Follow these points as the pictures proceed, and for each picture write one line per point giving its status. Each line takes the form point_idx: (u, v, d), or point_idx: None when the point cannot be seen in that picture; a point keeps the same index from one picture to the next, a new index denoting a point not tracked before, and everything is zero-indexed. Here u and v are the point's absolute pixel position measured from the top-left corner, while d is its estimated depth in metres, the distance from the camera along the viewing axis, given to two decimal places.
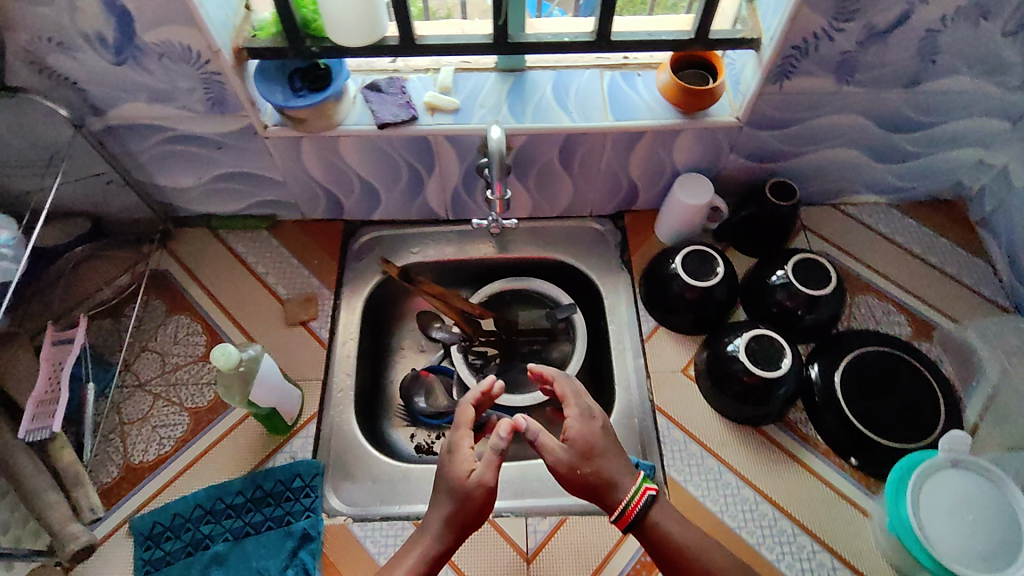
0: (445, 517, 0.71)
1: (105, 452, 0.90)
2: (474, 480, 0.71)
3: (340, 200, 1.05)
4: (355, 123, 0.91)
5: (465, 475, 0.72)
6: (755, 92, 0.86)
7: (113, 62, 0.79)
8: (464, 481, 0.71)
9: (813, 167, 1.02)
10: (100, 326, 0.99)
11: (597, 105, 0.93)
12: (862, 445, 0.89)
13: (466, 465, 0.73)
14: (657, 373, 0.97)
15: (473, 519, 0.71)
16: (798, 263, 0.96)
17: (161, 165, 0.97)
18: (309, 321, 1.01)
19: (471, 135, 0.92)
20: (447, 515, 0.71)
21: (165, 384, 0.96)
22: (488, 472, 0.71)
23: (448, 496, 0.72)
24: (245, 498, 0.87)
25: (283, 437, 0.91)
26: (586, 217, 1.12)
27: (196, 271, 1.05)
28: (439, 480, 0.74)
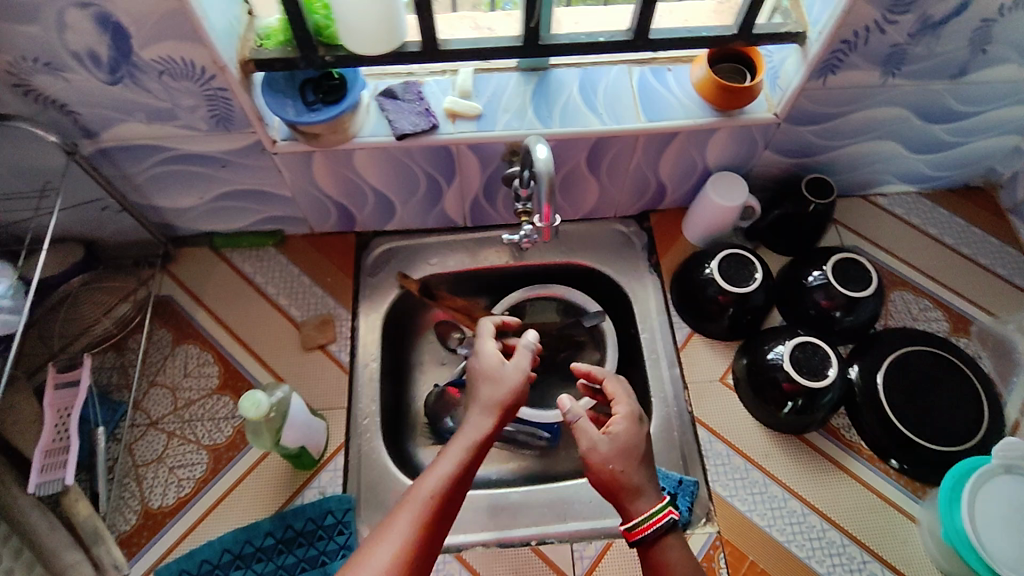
0: (486, 404, 0.71)
1: (121, 498, 0.85)
2: (507, 370, 0.75)
3: (353, 212, 0.99)
4: (371, 134, 0.84)
5: (500, 369, 0.75)
6: (797, 88, 0.82)
7: (108, 81, 0.72)
8: (501, 371, 0.75)
9: (847, 161, 0.98)
10: (103, 360, 0.93)
11: (627, 105, 0.88)
12: (904, 448, 0.87)
13: (495, 360, 0.76)
14: (695, 383, 0.94)
15: (511, 410, 0.72)
16: (837, 263, 0.93)
17: (160, 186, 0.90)
18: (328, 344, 0.96)
19: (496, 143, 0.86)
20: (489, 403, 0.71)
21: (178, 422, 0.91)
22: (518, 365, 0.75)
23: (490, 388, 0.73)
24: (276, 539, 0.83)
25: (308, 472, 0.87)
26: (610, 219, 1.07)
27: (202, 295, 0.99)
28: (472, 381, 0.76)
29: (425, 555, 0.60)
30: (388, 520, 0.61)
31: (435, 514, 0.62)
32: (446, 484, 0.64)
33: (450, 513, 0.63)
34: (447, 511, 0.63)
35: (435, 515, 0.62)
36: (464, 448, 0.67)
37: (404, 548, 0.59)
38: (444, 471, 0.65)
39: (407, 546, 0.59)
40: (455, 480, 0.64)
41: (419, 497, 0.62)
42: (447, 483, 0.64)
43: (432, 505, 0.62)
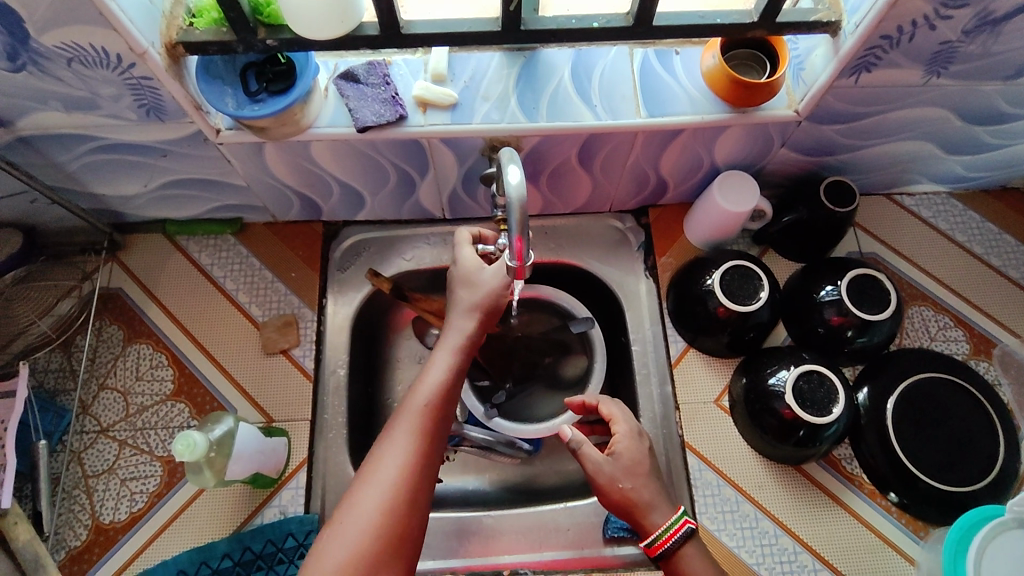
0: (467, 309, 0.71)
1: (70, 512, 0.80)
2: (485, 275, 0.72)
3: (318, 203, 0.89)
4: (329, 124, 0.73)
5: (479, 273, 0.72)
6: (824, 85, 0.71)
7: (10, 68, 0.61)
8: (477, 275, 0.72)
9: (873, 159, 0.88)
10: (47, 361, 0.87)
11: (626, 95, 0.76)
12: (905, 483, 0.80)
13: (473, 262, 0.73)
14: (687, 404, 0.87)
15: (491, 313, 0.72)
16: (854, 279, 0.83)
17: (96, 174, 0.80)
18: (290, 349, 0.88)
19: (473, 138, 0.75)
20: (470, 309, 0.71)
21: (131, 430, 0.84)
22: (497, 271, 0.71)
23: (467, 292, 0.72)
24: (233, 562, 0.78)
25: (269, 489, 0.81)
26: (605, 213, 0.97)
27: (155, 288, 0.91)
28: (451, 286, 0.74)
29: (429, 460, 0.62)
30: (388, 431, 0.62)
31: (431, 423, 0.63)
32: (438, 392, 0.65)
33: (446, 420, 0.64)
34: (441, 418, 0.64)
35: (431, 424, 0.63)
36: (450, 352, 0.68)
37: (409, 457, 0.60)
38: (435, 380, 0.66)
39: (411, 453, 0.61)
40: (446, 386, 0.66)
41: (414, 408, 0.63)
42: (439, 390, 0.65)
43: (426, 415, 0.63)
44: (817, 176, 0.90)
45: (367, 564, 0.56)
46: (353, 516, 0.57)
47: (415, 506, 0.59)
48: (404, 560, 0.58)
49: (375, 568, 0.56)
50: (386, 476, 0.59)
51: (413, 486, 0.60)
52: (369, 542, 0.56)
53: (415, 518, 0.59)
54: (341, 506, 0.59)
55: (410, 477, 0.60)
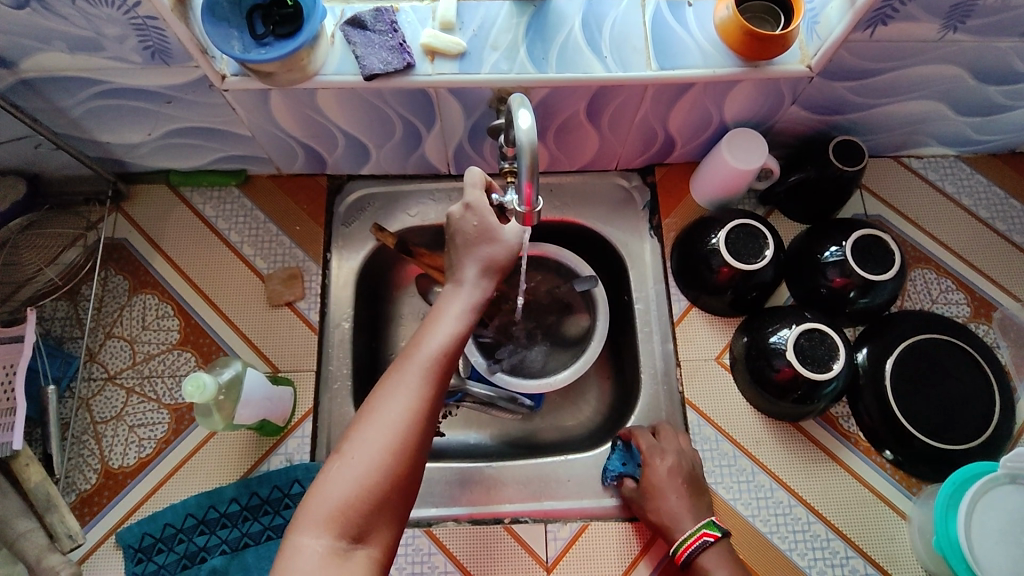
0: (486, 265, 0.72)
1: (79, 457, 0.81)
2: (507, 234, 0.73)
3: (323, 155, 0.89)
4: (336, 72, 0.72)
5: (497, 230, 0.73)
6: (839, 38, 0.70)
7: (13, 5, 0.60)
8: (500, 232, 0.73)
9: (883, 120, 0.87)
10: (55, 309, 0.87)
11: (637, 47, 0.75)
12: (900, 441, 0.81)
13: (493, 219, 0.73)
14: (689, 362, 0.88)
15: (504, 273, 0.73)
16: (859, 240, 0.83)
17: (99, 121, 0.79)
18: (296, 301, 0.89)
19: (481, 88, 0.74)
20: (491, 264, 0.72)
21: (138, 378, 0.85)
22: (518, 232, 0.74)
23: (487, 249, 0.72)
24: (241, 506, 0.80)
25: (275, 437, 0.83)
26: (611, 171, 0.96)
27: (159, 238, 0.91)
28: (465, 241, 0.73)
29: (435, 407, 0.61)
30: (396, 375, 0.62)
31: (442, 372, 0.63)
32: (450, 343, 0.65)
33: (453, 370, 0.64)
34: (450, 368, 0.64)
35: (441, 373, 0.63)
36: (465, 307, 0.68)
37: (416, 402, 0.60)
38: (447, 331, 0.65)
39: (419, 398, 0.60)
40: (458, 338, 0.65)
41: (425, 355, 0.63)
42: (451, 341, 0.65)
43: (437, 363, 0.63)
44: (826, 136, 0.90)
45: (368, 504, 0.56)
46: (356, 457, 0.57)
47: (418, 451, 0.59)
48: (404, 503, 0.58)
49: (376, 507, 0.56)
50: (392, 420, 0.59)
51: (417, 432, 0.59)
52: (371, 481, 0.56)
53: (417, 463, 0.59)
54: (345, 445, 0.59)
55: (416, 422, 0.60)
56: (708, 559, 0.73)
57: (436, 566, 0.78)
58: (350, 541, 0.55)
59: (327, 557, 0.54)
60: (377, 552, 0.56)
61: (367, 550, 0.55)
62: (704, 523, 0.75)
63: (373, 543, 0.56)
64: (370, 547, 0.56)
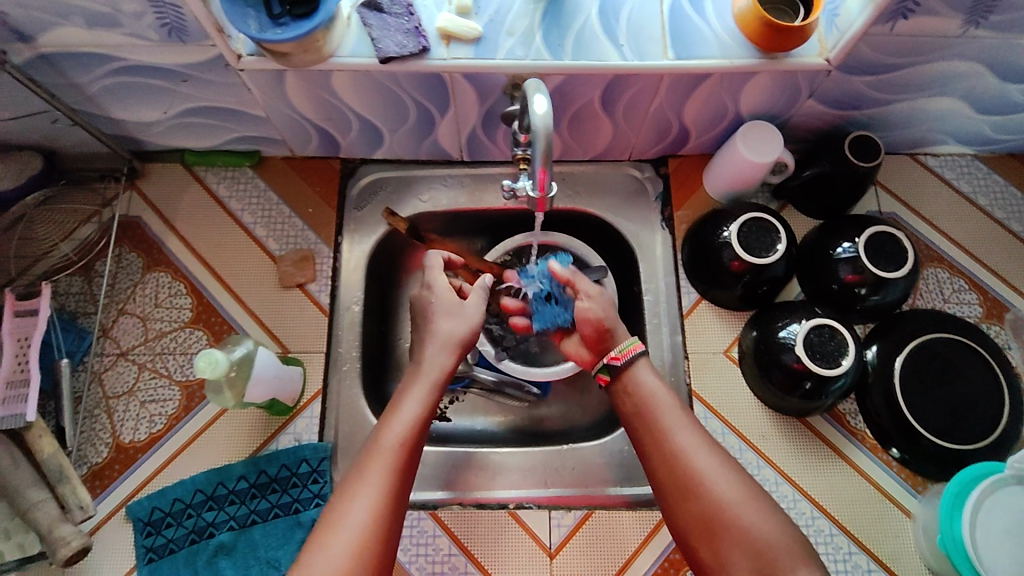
0: (446, 342, 0.72)
1: (91, 430, 0.83)
2: (471, 307, 0.75)
3: (337, 138, 0.89)
4: (351, 54, 0.72)
5: (462, 305, 0.75)
6: (859, 31, 0.69)
7: None
8: (464, 308, 0.75)
9: (901, 115, 0.87)
10: (69, 284, 0.88)
11: (654, 36, 0.74)
12: (906, 439, 0.81)
13: (451, 296, 0.75)
14: (696, 354, 0.88)
15: (469, 346, 0.74)
16: (872, 237, 0.83)
17: (116, 98, 0.80)
18: (307, 283, 0.89)
19: (496, 74, 0.74)
20: (452, 341, 0.72)
21: (149, 354, 0.86)
22: (480, 304, 0.76)
23: (448, 323, 0.74)
24: (249, 483, 0.81)
25: (283, 417, 0.83)
26: (624, 161, 0.96)
27: (173, 217, 0.92)
28: (429, 315, 0.74)
29: (398, 502, 0.62)
30: (360, 474, 0.63)
31: (403, 465, 0.64)
32: (410, 434, 0.66)
33: (414, 462, 0.65)
34: (412, 459, 0.65)
35: (402, 464, 0.64)
36: (426, 387, 0.69)
37: (381, 498, 0.61)
38: (405, 421, 0.66)
39: (384, 496, 0.61)
40: (418, 426, 0.67)
41: (385, 449, 0.64)
42: (412, 431, 0.66)
43: (399, 456, 0.64)
44: (842, 131, 0.89)
45: None
46: (324, 557, 0.57)
47: (384, 552, 0.59)
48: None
49: None
50: (357, 521, 0.59)
51: (383, 529, 0.60)
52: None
53: (384, 562, 0.59)
54: (309, 552, 0.58)
55: (382, 521, 0.60)
56: (641, 371, 0.73)
57: (440, 548, 0.80)
58: None
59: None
60: None
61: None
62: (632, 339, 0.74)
63: None
64: None
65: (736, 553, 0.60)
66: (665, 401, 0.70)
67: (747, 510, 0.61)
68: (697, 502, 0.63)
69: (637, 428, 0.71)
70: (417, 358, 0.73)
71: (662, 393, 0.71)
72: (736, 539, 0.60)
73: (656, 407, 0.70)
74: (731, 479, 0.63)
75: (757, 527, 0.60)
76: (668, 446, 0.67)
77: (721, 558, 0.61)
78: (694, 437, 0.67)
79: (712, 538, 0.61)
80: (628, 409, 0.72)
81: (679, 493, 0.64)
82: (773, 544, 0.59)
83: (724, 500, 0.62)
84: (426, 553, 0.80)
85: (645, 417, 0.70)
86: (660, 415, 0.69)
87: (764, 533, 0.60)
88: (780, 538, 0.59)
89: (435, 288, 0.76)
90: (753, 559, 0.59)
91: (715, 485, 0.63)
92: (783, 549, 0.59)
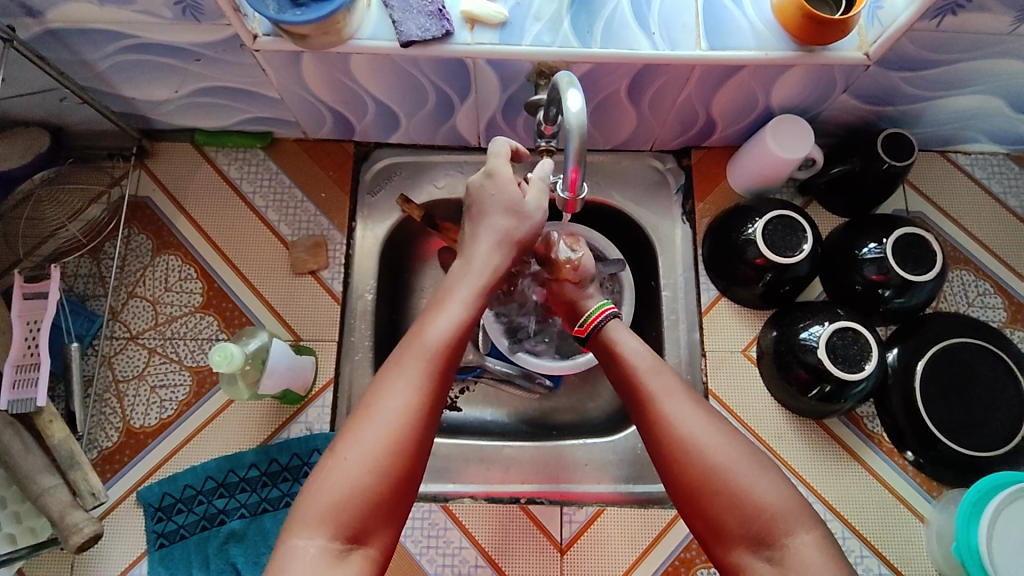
0: (501, 240, 0.66)
1: (101, 415, 0.82)
2: (531, 206, 0.67)
3: (351, 121, 0.86)
4: (371, 37, 0.70)
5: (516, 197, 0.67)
6: (904, 26, 0.66)
7: None
8: (525, 206, 0.67)
9: (936, 113, 0.84)
10: (77, 266, 0.86)
11: (688, 25, 0.71)
12: (923, 443, 0.80)
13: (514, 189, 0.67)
14: (714, 352, 0.87)
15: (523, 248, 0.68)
16: (900, 237, 0.80)
17: (126, 76, 0.77)
18: (319, 270, 0.88)
19: (521, 61, 0.71)
20: (507, 239, 0.66)
21: (160, 338, 0.85)
22: (540, 202, 0.68)
23: (508, 219, 0.67)
24: (260, 472, 0.80)
25: (295, 406, 0.83)
26: (645, 151, 0.94)
27: (182, 199, 0.90)
28: (482, 208, 0.68)
29: (434, 397, 0.58)
30: (397, 365, 0.58)
31: (444, 362, 0.59)
32: (455, 332, 0.61)
33: (457, 361, 0.61)
34: (455, 357, 0.60)
35: (444, 363, 0.59)
36: (471, 287, 0.64)
37: (417, 391, 0.57)
38: (451, 318, 0.61)
39: (421, 390, 0.57)
40: (462, 326, 0.61)
41: (425, 344, 0.59)
42: (455, 330, 0.61)
43: (441, 351, 0.59)
44: (873, 127, 0.86)
45: (366, 502, 0.53)
46: (353, 452, 0.54)
47: (419, 451, 0.56)
48: (401, 501, 0.55)
49: (375, 506, 0.54)
50: (390, 415, 0.55)
51: (418, 424, 0.56)
52: (367, 479, 0.54)
53: (419, 460, 0.56)
54: (340, 441, 0.55)
55: (418, 419, 0.56)
56: (614, 330, 0.70)
57: (451, 541, 0.80)
58: (346, 541, 0.53)
59: (320, 560, 0.51)
60: (376, 552, 0.54)
61: (365, 554, 0.53)
62: (600, 304, 0.73)
63: (372, 544, 0.54)
64: (368, 548, 0.54)
65: (727, 518, 0.57)
66: (648, 367, 0.65)
67: (739, 475, 0.57)
68: (685, 468, 0.59)
69: (624, 392, 0.66)
70: (469, 256, 0.66)
71: (645, 358, 0.66)
72: (726, 504, 0.57)
73: (639, 372, 0.65)
74: (721, 443, 0.59)
75: (749, 490, 0.57)
76: (653, 412, 0.62)
77: (713, 523, 0.57)
78: (682, 403, 0.62)
79: (702, 503, 0.58)
80: (615, 376, 0.67)
81: (666, 458, 0.60)
82: (765, 508, 0.56)
83: (714, 466, 0.58)
84: (437, 546, 0.79)
85: (631, 380, 0.65)
86: (647, 383, 0.64)
87: (755, 499, 0.56)
88: (785, 526, 0.55)
89: (496, 179, 0.67)
90: (743, 522, 0.56)
91: (706, 451, 0.59)
92: (779, 513, 0.56)
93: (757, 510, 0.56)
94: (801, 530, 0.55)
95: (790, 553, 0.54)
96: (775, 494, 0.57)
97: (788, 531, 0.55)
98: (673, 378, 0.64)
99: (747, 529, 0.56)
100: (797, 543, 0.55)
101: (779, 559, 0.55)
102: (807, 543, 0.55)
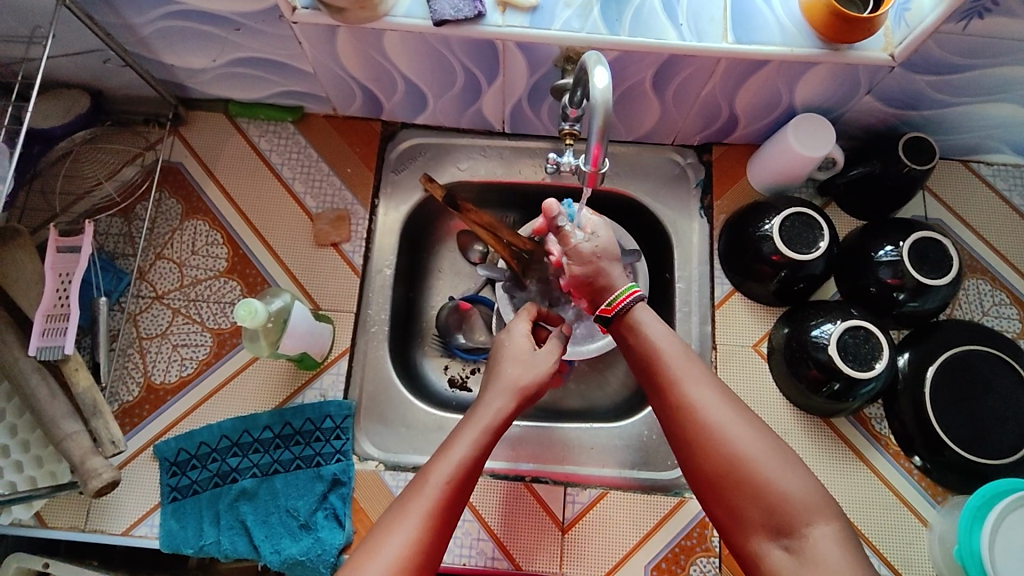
0: (507, 386, 0.66)
1: (124, 368, 0.84)
2: (542, 356, 0.69)
3: (381, 99, 0.88)
4: (405, 15, 0.72)
5: (531, 355, 0.70)
6: (930, 29, 0.67)
7: None
8: (534, 357, 0.69)
9: (959, 120, 0.84)
10: (109, 225, 0.89)
11: (715, 17, 0.73)
12: (929, 448, 0.81)
13: (523, 343, 0.71)
14: (725, 345, 0.88)
15: (530, 397, 0.67)
16: (918, 242, 0.81)
17: (168, 43, 0.80)
18: (341, 243, 0.90)
19: (550, 46, 0.73)
20: (513, 386, 0.66)
21: (184, 300, 0.87)
22: (551, 352, 0.70)
23: (514, 368, 0.68)
24: (273, 434, 0.82)
25: (311, 372, 0.85)
26: (667, 145, 0.95)
27: (213, 166, 0.92)
28: (498, 359, 0.70)
29: (437, 542, 0.57)
30: (404, 507, 0.58)
31: (446, 507, 0.58)
32: (459, 475, 0.59)
33: (462, 505, 0.59)
34: (457, 504, 0.59)
35: (447, 511, 0.58)
36: (477, 431, 0.62)
37: (424, 533, 0.56)
38: (455, 460, 0.60)
39: (425, 529, 0.56)
40: (469, 468, 0.60)
41: (432, 488, 0.58)
42: (461, 471, 0.60)
43: (447, 493, 0.58)
44: (895, 131, 0.87)
45: None
46: None
47: None
48: None
49: None
50: (390, 555, 0.54)
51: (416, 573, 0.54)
52: None
53: None
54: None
55: (414, 564, 0.54)
56: (641, 313, 0.69)
57: None
58: None
59: None
60: None
61: None
62: (628, 286, 0.71)
63: None
64: None
65: (751, 507, 0.57)
66: (675, 353, 0.65)
67: (764, 464, 0.58)
68: (709, 454, 0.59)
69: (647, 379, 0.66)
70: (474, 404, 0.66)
71: (666, 340, 0.66)
72: (749, 493, 0.57)
73: (665, 358, 0.65)
74: (748, 433, 0.59)
75: (773, 481, 0.57)
76: (676, 399, 0.62)
77: (734, 508, 0.58)
78: (708, 390, 0.62)
79: (727, 492, 0.59)
80: (635, 357, 0.68)
81: (691, 444, 0.61)
82: (788, 500, 0.56)
83: (737, 454, 0.58)
84: None
85: (649, 363, 0.66)
86: (670, 366, 0.64)
87: (778, 489, 0.57)
88: (804, 516, 0.56)
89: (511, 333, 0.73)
90: (765, 512, 0.57)
91: (729, 438, 0.59)
92: (803, 508, 0.56)
93: (778, 502, 0.56)
94: (822, 520, 0.56)
95: (809, 544, 0.55)
96: (796, 485, 0.57)
97: (808, 520, 0.56)
98: (700, 366, 0.64)
99: (767, 518, 0.57)
100: (819, 539, 0.55)
101: (798, 548, 0.55)
102: (826, 533, 0.55)
